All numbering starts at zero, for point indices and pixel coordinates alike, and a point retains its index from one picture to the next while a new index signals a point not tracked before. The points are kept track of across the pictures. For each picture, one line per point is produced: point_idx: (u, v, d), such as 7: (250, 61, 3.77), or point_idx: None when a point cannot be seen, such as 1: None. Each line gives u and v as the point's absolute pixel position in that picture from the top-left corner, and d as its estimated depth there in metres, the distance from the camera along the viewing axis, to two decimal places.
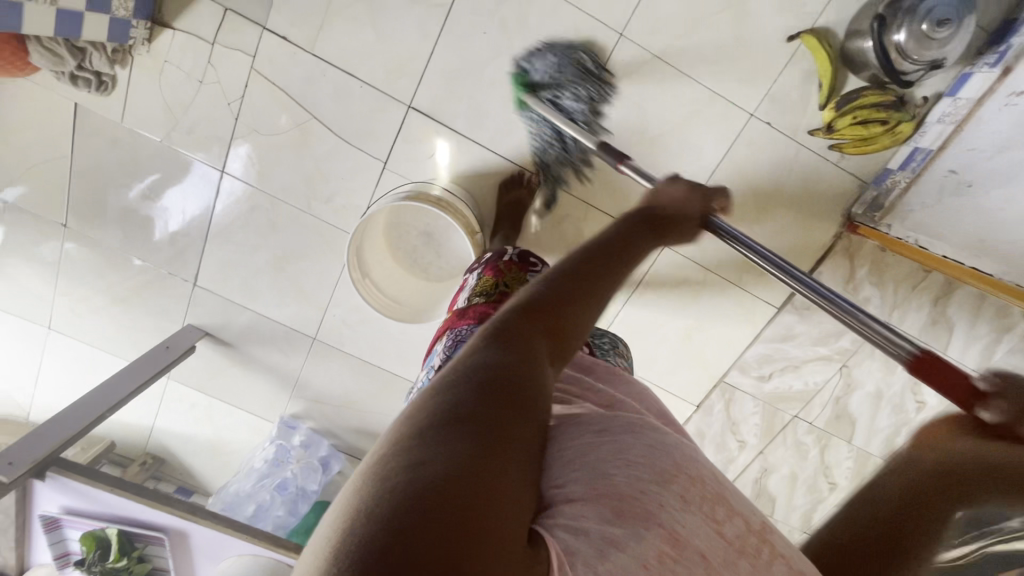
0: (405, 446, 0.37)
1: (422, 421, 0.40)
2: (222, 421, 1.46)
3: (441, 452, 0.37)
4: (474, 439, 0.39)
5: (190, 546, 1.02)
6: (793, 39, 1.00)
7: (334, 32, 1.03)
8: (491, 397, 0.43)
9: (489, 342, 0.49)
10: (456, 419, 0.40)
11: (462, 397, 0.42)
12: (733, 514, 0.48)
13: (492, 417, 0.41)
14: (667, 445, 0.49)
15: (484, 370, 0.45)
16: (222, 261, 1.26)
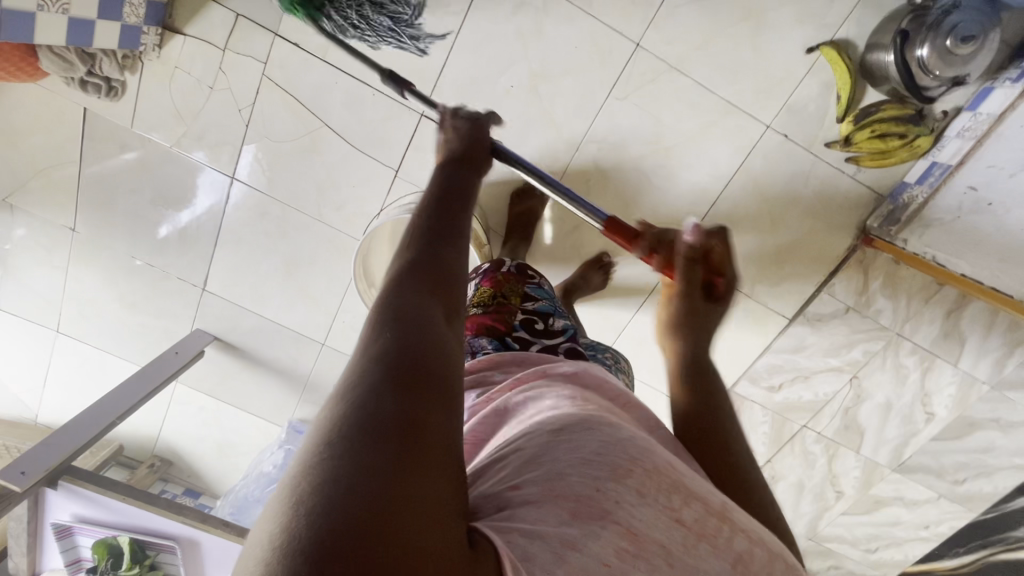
0: (309, 483, 0.32)
1: (323, 448, 0.34)
2: (230, 425, 1.46)
3: (347, 474, 0.32)
4: (388, 448, 0.34)
5: (200, 555, 1.02)
6: (811, 51, 0.99)
7: (347, 39, 1.02)
8: (394, 389, 0.37)
9: (385, 327, 0.42)
10: (362, 431, 0.34)
11: (363, 399, 0.36)
12: (692, 499, 0.46)
13: (400, 413, 0.36)
14: (623, 439, 0.47)
15: (381, 363, 0.39)
16: (232, 267, 1.25)
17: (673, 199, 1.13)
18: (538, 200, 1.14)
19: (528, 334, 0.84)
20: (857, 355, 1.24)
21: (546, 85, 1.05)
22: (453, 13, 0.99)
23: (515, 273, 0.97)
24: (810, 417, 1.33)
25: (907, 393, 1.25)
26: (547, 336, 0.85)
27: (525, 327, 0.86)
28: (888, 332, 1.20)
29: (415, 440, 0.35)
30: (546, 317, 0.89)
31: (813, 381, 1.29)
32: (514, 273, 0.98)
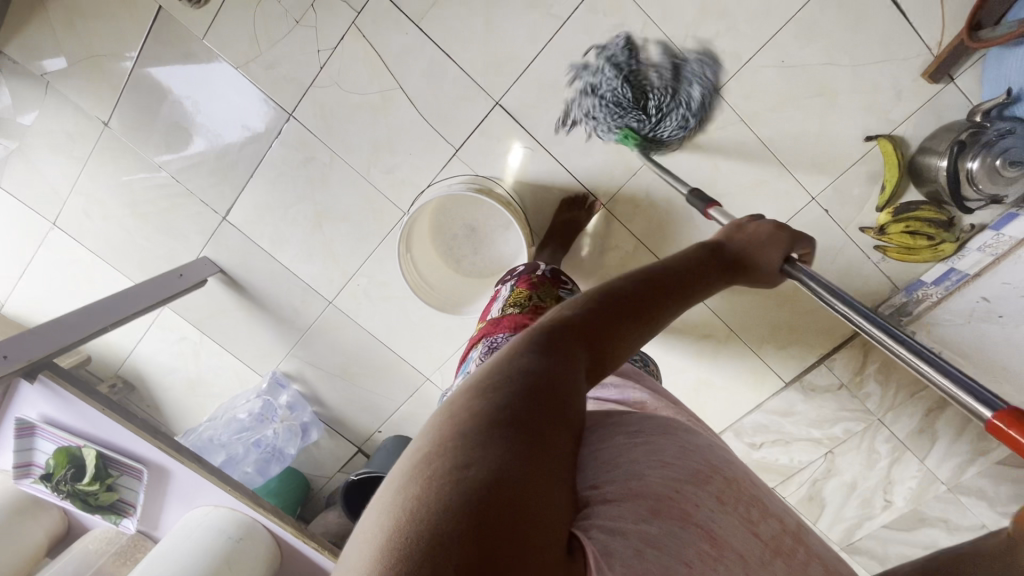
0: (451, 448, 0.37)
1: (470, 428, 0.38)
2: (208, 363, 1.40)
3: (484, 456, 0.36)
4: (518, 447, 0.38)
5: (168, 485, 0.97)
6: (869, 139, 1.06)
7: (445, 11, 1.03)
8: (531, 404, 0.41)
9: (536, 349, 0.46)
10: (501, 426, 0.39)
11: (505, 402, 0.40)
12: (767, 515, 0.49)
13: (532, 425, 0.40)
14: (702, 454, 0.50)
15: (524, 380, 0.43)
16: (261, 203, 1.22)
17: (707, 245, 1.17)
18: (586, 212, 1.16)
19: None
20: (837, 431, 1.29)
21: None
22: (554, 16, 1.02)
23: (548, 277, 0.98)
24: (780, 480, 1.40)
25: (873, 477, 1.30)
26: None
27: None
28: (870, 416, 1.26)
29: (539, 449, 0.39)
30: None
31: (791, 446, 1.35)
32: (547, 277, 0.99)
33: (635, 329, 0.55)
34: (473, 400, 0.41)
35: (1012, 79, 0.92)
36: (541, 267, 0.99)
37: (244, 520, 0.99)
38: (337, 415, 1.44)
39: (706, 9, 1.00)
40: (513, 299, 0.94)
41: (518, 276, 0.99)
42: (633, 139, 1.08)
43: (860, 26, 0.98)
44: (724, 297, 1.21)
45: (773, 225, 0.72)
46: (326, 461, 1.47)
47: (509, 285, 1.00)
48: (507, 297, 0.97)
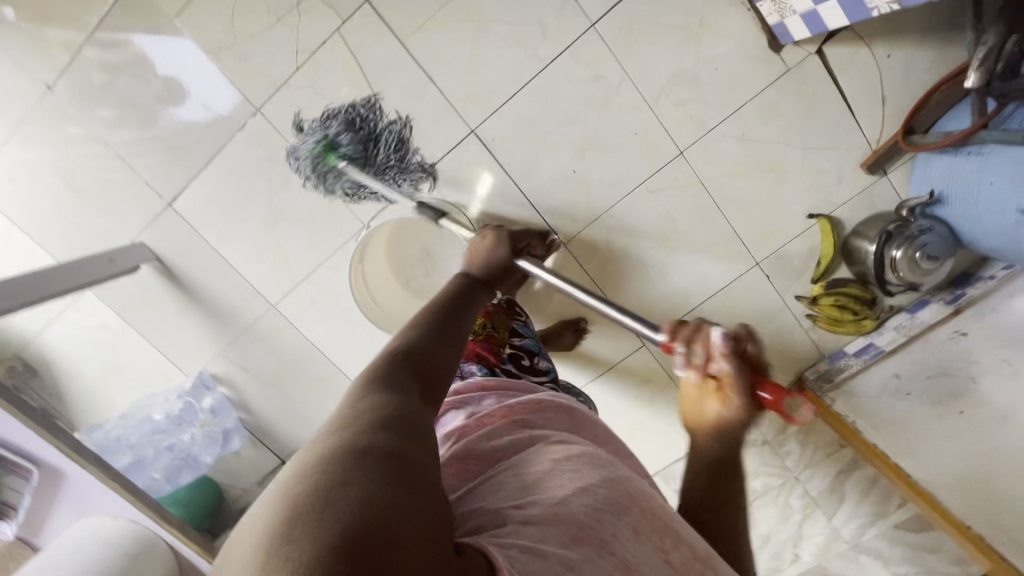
0: (313, 485, 0.35)
1: (337, 465, 0.37)
2: (127, 355, 1.29)
3: (354, 482, 0.35)
4: (382, 470, 0.37)
5: (62, 488, 0.87)
6: (811, 217, 1.15)
7: (432, 34, 1.04)
8: (388, 430, 0.41)
9: (378, 391, 0.47)
10: (360, 454, 0.38)
11: (362, 436, 0.40)
12: (680, 544, 0.47)
13: (395, 450, 0.40)
14: (628, 484, 0.49)
15: (372, 417, 0.43)
16: (212, 194, 1.16)
17: (656, 294, 1.22)
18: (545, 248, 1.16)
19: (515, 369, 0.86)
20: (757, 485, 1.35)
21: (591, 151, 1.11)
22: (537, 57, 1.05)
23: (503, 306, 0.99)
24: None
25: (785, 534, 1.34)
26: (532, 373, 0.87)
27: (512, 361, 0.88)
28: (788, 472, 1.33)
29: (409, 469, 0.39)
30: (533, 356, 0.92)
31: None
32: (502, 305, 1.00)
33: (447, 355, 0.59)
34: (337, 439, 0.39)
35: (935, 183, 1.02)
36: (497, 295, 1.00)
37: (145, 534, 0.89)
38: (263, 425, 1.36)
39: (679, 75, 1.06)
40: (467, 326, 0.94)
41: None
42: (332, 155, 1.10)
43: (813, 113, 1.07)
44: (667, 347, 1.26)
45: (491, 236, 0.87)
46: (244, 472, 1.39)
47: None
48: None
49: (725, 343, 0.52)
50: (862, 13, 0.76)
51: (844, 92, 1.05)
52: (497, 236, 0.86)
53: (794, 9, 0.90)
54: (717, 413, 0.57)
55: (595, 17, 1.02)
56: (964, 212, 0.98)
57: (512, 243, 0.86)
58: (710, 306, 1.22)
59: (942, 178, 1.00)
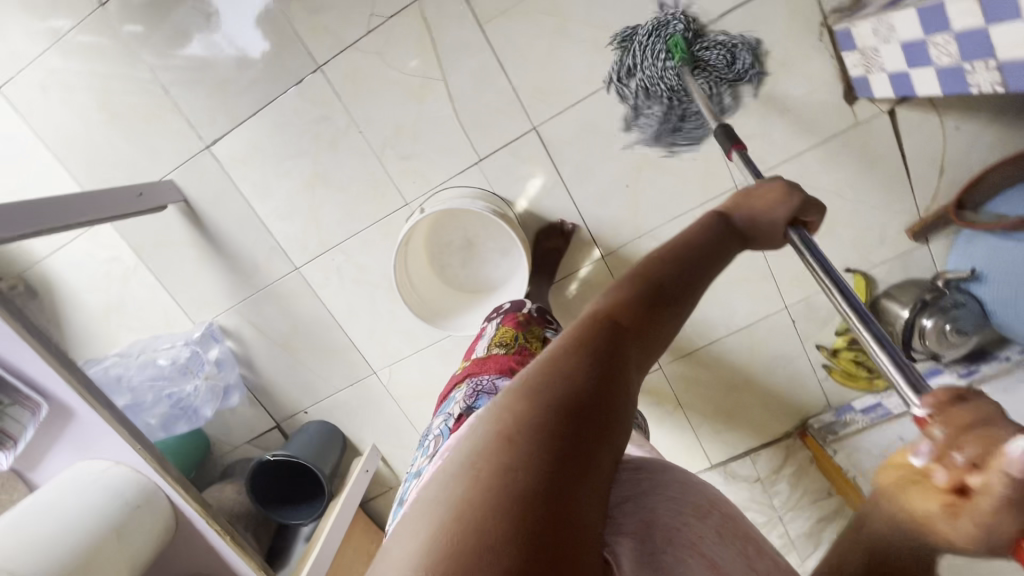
0: (500, 470, 0.36)
1: (524, 457, 0.36)
2: (135, 292, 1.25)
3: (533, 481, 0.35)
4: (566, 474, 0.36)
5: (67, 426, 0.85)
6: (847, 271, 1.16)
7: (513, 23, 1.01)
8: (585, 409, 0.40)
9: (588, 355, 0.44)
10: (545, 447, 0.37)
11: (556, 418, 0.39)
12: (760, 553, 0.47)
13: (582, 447, 0.38)
14: (708, 496, 0.49)
15: (580, 390, 0.41)
16: (254, 145, 1.12)
17: (681, 321, 1.23)
18: (577, 250, 1.18)
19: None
20: None
21: (648, 169, 1.10)
22: (614, 65, 1.03)
23: (536, 316, 0.99)
24: None
25: None
26: None
27: None
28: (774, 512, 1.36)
29: (587, 469, 0.38)
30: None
31: None
32: (534, 315, 1.00)
33: (675, 316, 0.52)
34: (526, 406, 0.39)
35: (977, 262, 1.03)
36: (528, 306, 1.00)
37: (146, 485, 0.87)
38: (265, 385, 1.33)
39: (750, 110, 1.05)
40: (499, 337, 0.94)
41: (505, 314, 1.00)
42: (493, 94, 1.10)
43: (871, 170, 1.08)
44: (681, 374, 1.28)
45: (782, 187, 0.64)
46: (237, 429, 1.36)
47: (494, 323, 1.00)
48: (493, 336, 0.97)
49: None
50: (958, 88, 0.76)
51: (906, 156, 1.06)
52: (788, 191, 0.63)
53: (883, 67, 0.89)
54: (923, 513, 0.42)
55: (678, 35, 1.01)
56: (1002, 295, 1.00)
57: (800, 205, 0.64)
58: (731, 341, 1.24)
59: (985, 258, 1.01)
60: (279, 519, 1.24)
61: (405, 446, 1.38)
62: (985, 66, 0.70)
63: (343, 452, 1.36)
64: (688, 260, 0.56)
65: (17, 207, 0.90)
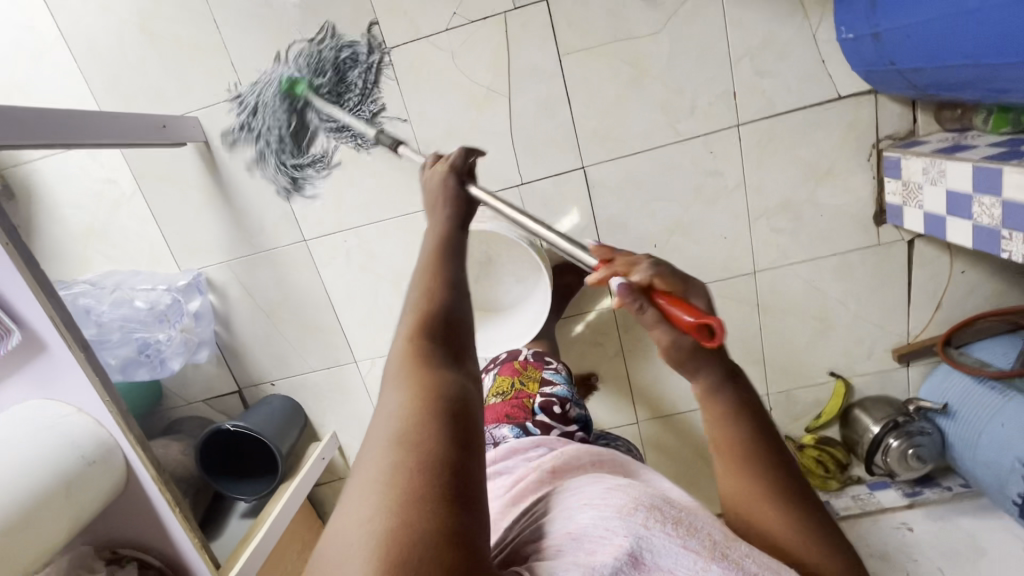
0: (367, 536, 0.33)
1: (393, 511, 0.34)
2: (124, 220, 1.16)
3: (415, 527, 0.33)
4: (441, 501, 0.34)
5: (36, 360, 0.78)
6: (831, 375, 1.21)
7: (590, 62, 1.01)
8: (435, 429, 0.38)
9: (424, 374, 0.42)
10: (415, 484, 0.35)
11: (419, 453, 0.36)
12: (693, 529, 0.41)
13: (449, 462, 0.36)
14: (625, 484, 0.45)
15: (418, 421, 0.38)
16: (295, 106, 1.07)
17: (669, 384, 1.25)
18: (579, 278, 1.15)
19: (547, 420, 0.82)
20: None
21: (679, 234, 1.12)
22: (675, 129, 1.04)
23: (532, 361, 0.96)
24: None
25: None
26: (565, 424, 0.82)
27: (544, 411, 0.84)
28: None
29: (464, 481, 0.36)
30: (565, 403, 0.85)
31: None
32: (530, 360, 0.97)
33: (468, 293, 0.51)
34: (378, 464, 0.37)
35: (951, 398, 1.10)
36: (524, 353, 0.98)
37: (106, 440, 0.81)
38: (237, 348, 1.27)
39: (787, 205, 1.09)
40: (495, 388, 0.93)
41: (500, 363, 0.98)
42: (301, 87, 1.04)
43: (879, 289, 1.13)
44: (654, 433, 1.31)
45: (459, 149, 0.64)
46: (195, 384, 1.29)
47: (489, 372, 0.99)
48: (489, 386, 0.95)
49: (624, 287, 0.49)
50: (989, 248, 0.82)
51: (914, 284, 1.12)
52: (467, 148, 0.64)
53: (921, 204, 0.95)
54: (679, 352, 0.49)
55: (743, 118, 1.03)
56: (965, 435, 1.06)
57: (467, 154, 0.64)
58: (710, 413, 1.27)
59: (959, 397, 1.09)
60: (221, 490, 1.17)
61: None
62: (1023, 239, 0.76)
63: (302, 433, 1.31)
64: (462, 250, 0.55)
65: (38, 112, 0.83)
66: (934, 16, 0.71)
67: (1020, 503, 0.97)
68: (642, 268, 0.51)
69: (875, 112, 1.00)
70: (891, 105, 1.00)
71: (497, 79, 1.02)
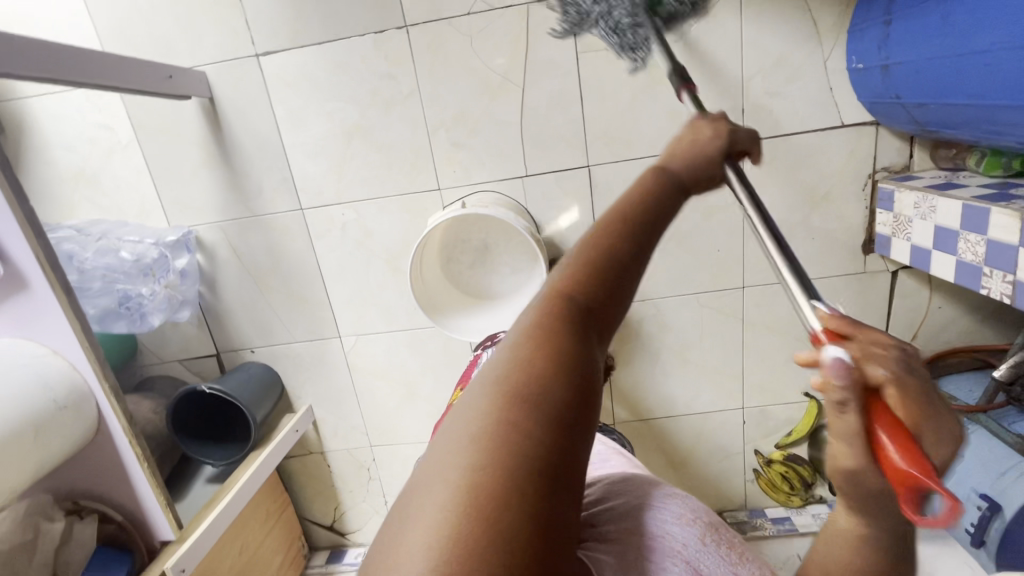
0: (468, 468, 0.31)
1: (502, 456, 0.31)
2: (118, 169, 1.14)
3: (519, 480, 0.30)
4: (551, 466, 0.32)
5: (13, 296, 0.76)
6: (805, 395, 1.24)
7: (607, 63, 1.02)
8: (560, 390, 0.35)
9: (566, 330, 0.39)
10: (528, 436, 0.32)
11: (546, 407, 0.34)
12: (743, 558, 0.45)
13: (568, 432, 0.34)
14: (683, 497, 0.47)
15: (543, 374, 0.35)
16: (306, 72, 1.06)
17: (647, 390, 1.27)
18: None
19: None
20: None
21: (674, 243, 1.14)
22: None
23: None
24: None
25: None
26: None
27: None
28: None
29: (572, 456, 0.33)
30: None
31: None
32: None
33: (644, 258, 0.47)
34: (495, 398, 0.34)
35: None
36: None
37: (78, 386, 0.79)
38: (221, 311, 1.25)
39: (782, 225, 1.11)
40: None
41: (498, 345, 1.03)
42: None
43: (860, 316, 1.16)
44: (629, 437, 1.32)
45: (708, 123, 0.62)
46: (173, 343, 1.27)
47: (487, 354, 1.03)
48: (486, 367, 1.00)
49: (835, 375, 0.36)
50: (969, 284, 0.85)
51: (893, 315, 1.15)
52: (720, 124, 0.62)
53: (909, 236, 0.98)
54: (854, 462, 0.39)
55: None
56: None
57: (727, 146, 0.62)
58: (685, 421, 1.30)
59: None
60: (189, 452, 1.15)
61: (342, 417, 1.33)
62: (1003, 277, 0.79)
63: (277, 403, 1.29)
64: (661, 209, 0.51)
65: (54, 45, 0.80)
66: (944, 53, 0.73)
67: (971, 532, 0.97)
68: (872, 363, 0.38)
69: (874, 144, 1.03)
70: (890, 139, 1.03)
71: (513, 68, 1.03)
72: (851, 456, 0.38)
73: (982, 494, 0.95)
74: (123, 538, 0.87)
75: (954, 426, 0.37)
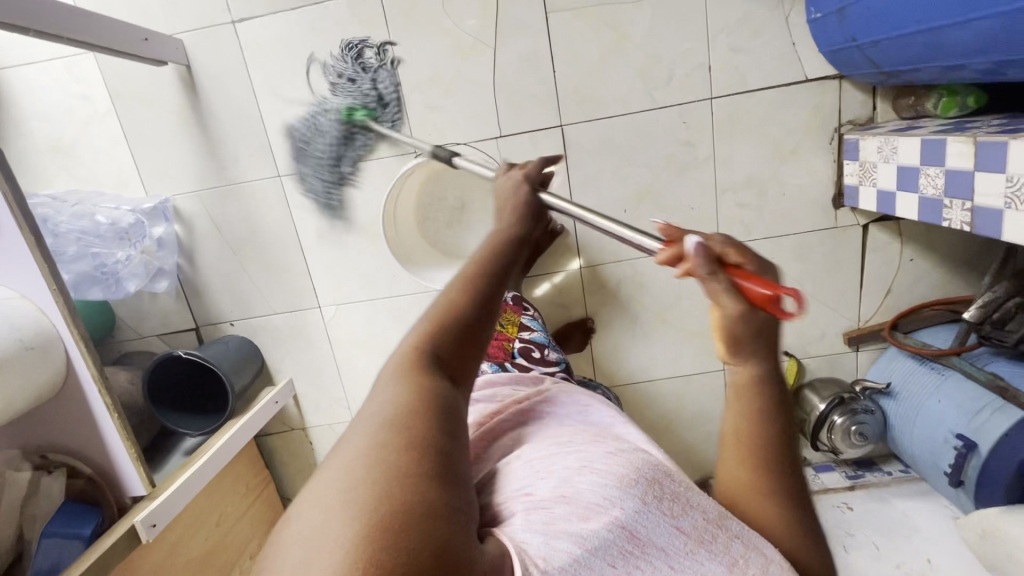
0: (349, 495, 0.34)
1: (381, 479, 0.35)
2: (95, 139, 1.14)
3: (397, 498, 0.34)
4: (426, 482, 0.35)
5: None
6: (785, 353, 1.25)
7: (576, 22, 1.04)
8: (425, 420, 0.39)
9: (425, 372, 0.42)
10: (405, 461, 0.36)
11: (415, 439, 0.37)
12: (688, 507, 0.44)
13: (438, 451, 0.37)
14: (627, 452, 0.47)
15: (410, 408, 0.39)
16: (282, 37, 1.08)
17: (626, 354, 1.27)
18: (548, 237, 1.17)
19: (524, 362, 0.90)
20: None
21: (649, 202, 1.15)
22: (650, 96, 1.08)
23: (512, 304, 1.05)
24: None
25: None
26: (544, 364, 0.91)
27: (522, 353, 0.93)
28: None
29: (447, 468, 0.37)
30: (541, 347, 0.95)
31: None
32: (512, 301, 1.07)
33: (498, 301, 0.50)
34: (371, 436, 0.38)
35: (894, 377, 1.15)
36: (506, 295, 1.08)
37: (47, 330, 0.78)
38: (199, 283, 1.24)
39: (753, 180, 1.13)
40: None
41: None
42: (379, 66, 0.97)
43: (834, 271, 1.18)
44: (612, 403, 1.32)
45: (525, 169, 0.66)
46: (151, 317, 1.26)
47: None
48: None
49: (700, 251, 0.44)
50: (932, 219, 0.87)
51: (866, 269, 1.17)
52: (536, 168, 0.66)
53: (875, 182, 1.00)
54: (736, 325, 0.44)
55: (716, 92, 1.07)
56: (905, 414, 1.10)
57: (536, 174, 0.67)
58: (666, 385, 1.30)
59: (902, 377, 1.13)
60: (166, 422, 1.13)
61: (322, 391, 1.32)
62: (962, 205, 0.80)
63: (257, 375, 1.28)
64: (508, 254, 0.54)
65: None
66: None
67: (951, 473, 0.99)
68: (715, 240, 0.45)
69: (838, 97, 1.06)
70: (853, 92, 1.06)
71: (483, 29, 1.05)
72: (737, 318, 0.44)
73: (959, 434, 0.97)
74: (93, 493, 0.85)
75: (775, 276, 0.47)
